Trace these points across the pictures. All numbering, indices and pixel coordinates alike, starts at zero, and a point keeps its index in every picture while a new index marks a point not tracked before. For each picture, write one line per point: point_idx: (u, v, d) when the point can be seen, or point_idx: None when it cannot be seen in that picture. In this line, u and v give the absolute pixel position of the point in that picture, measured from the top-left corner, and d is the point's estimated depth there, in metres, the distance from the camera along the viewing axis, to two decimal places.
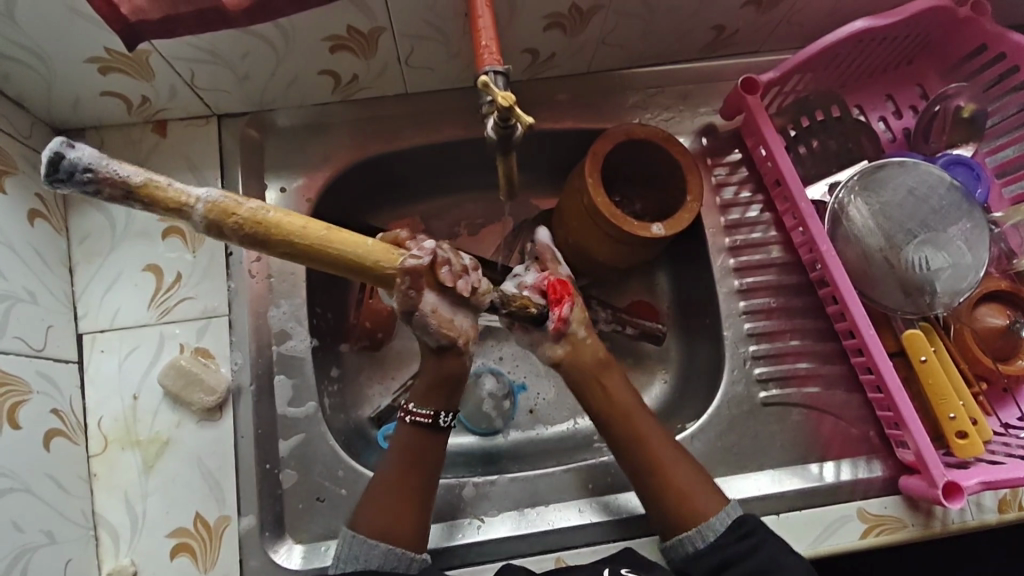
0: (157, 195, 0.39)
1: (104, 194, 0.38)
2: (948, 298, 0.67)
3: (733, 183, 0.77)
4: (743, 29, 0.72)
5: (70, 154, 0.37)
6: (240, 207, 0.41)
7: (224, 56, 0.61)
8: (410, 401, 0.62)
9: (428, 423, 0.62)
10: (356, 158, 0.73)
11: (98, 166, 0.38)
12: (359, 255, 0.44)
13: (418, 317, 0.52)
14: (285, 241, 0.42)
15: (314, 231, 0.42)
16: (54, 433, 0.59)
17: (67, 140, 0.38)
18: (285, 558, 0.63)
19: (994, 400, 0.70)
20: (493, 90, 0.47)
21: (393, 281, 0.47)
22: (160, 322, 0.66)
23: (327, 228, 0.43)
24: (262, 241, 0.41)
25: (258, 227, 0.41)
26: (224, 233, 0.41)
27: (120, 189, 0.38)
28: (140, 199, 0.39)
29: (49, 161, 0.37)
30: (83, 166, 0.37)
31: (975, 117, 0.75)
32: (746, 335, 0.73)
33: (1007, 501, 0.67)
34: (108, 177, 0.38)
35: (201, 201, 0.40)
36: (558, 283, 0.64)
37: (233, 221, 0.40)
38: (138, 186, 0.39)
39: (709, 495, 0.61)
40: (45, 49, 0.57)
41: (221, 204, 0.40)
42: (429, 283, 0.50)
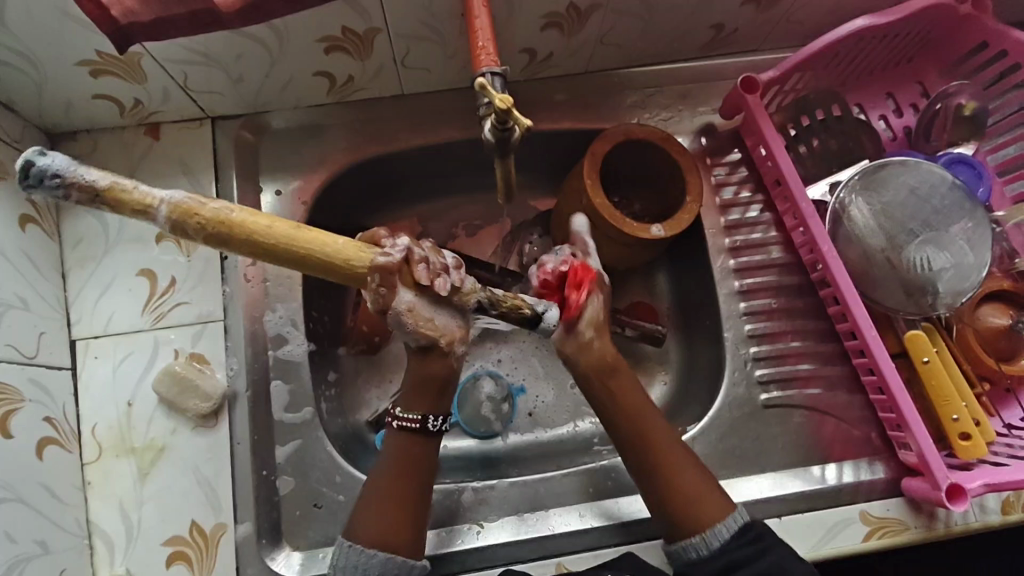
0: (122, 197, 0.40)
1: (73, 197, 0.39)
2: (951, 298, 0.66)
3: (733, 183, 0.76)
4: (743, 27, 0.71)
5: (38, 160, 0.39)
6: (205, 209, 0.41)
7: (216, 58, 0.61)
8: (398, 406, 0.62)
9: (417, 428, 0.61)
10: (351, 160, 0.72)
11: (65, 171, 0.39)
12: (324, 252, 0.43)
13: (394, 317, 0.51)
14: (245, 240, 0.41)
15: (279, 230, 0.42)
16: (47, 442, 0.58)
17: (41, 149, 0.39)
18: (282, 566, 0.63)
19: (997, 400, 0.69)
20: (491, 92, 0.46)
21: (364, 279, 0.46)
22: (154, 327, 0.65)
23: (294, 226, 0.43)
24: (226, 242, 0.42)
25: (222, 227, 0.41)
26: (191, 233, 0.41)
27: (87, 193, 0.39)
28: (107, 201, 0.40)
29: (22, 169, 0.39)
30: (50, 172, 0.38)
31: (977, 114, 0.74)
32: (747, 337, 0.72)
33: (1011, 503, 0.67)
34: (75, 182, 0.39)
35: (165, 202, 0.40)
36: (581, 267, 0.62)
37: (196, 221, 0.41)
38: (103, 190, 0.39)
39: (714, 500, 0.60)
40: (34, 51, 0.56)
41: (185, 206, 0.41)
42: (403, 280, 0.49)
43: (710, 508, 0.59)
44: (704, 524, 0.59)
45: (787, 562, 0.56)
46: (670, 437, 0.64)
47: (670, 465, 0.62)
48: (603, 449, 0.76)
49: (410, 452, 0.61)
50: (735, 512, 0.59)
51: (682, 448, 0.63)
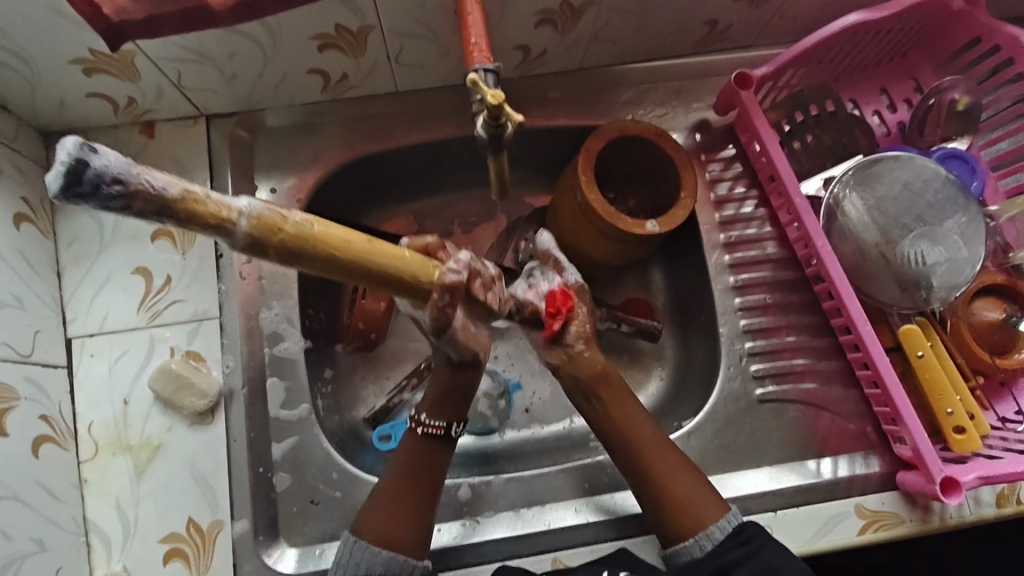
0: (194, 209, 0.32)
1: (133, 211, 0.31)
2: (945, 292, 0.67)
3: (727, 179, 0.76)
4: (737, 23, 0.71)
5: (94, 161, 0.30)
6: (288, 222, 0.35)
7: (211, 56, 0.61)
8: (421, 412, 0.63)
9: (440, 435, 0.62)
10: (346, 158, 0.72)
11: (128, 175, 0.30)
12: (396, 267, 0.40)
13: (447, 334, 0.48)
14: (332, 258, 0.36)
15: (357, 244, 0.37)
16: (43, 440, 0.58)
17: (86, 143, 0.30)
18: (278, 562, 0.63)
19: (991, 394, 0.69)
20: (483, 88, 0.46)
21: (428, 295, 0.43)
22: (150, 326, 0.65)
23: (366, 239, 0.39)
24: (308, 259, 0.36)
25: (307, 242, 0.35)
26: (267, 251, 0.35)
27: (153, 206, 0.31)
28: (176, 214, 0.32)
29: (69, 172, 0.30)
30: (111, 177, 0.30)
31: (970, 109, 0.74)
32: (742, 332, 0.73)
33: (1005, 496, 0.67)
34: (140, 190, 0.30)
35: (245, 214, 0.33)
36: (560, 296, 0.63)
37: (282, 239, 0.35)
38: (175, 201, 0.31)
39: (709, 501, 0.61)
40: (28, 50, 0.56)
41: (267, 218, 0.34)
42: (465, 297, 0.47)
43: (704, 508, 0.60)
44: (699, 525, 0.59)
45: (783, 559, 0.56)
46: (661, 440, 0.64)
47: (664, 468, 0.62)
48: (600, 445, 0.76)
49: (412, 455, 0.62)
50: (728, 514, 0.60)
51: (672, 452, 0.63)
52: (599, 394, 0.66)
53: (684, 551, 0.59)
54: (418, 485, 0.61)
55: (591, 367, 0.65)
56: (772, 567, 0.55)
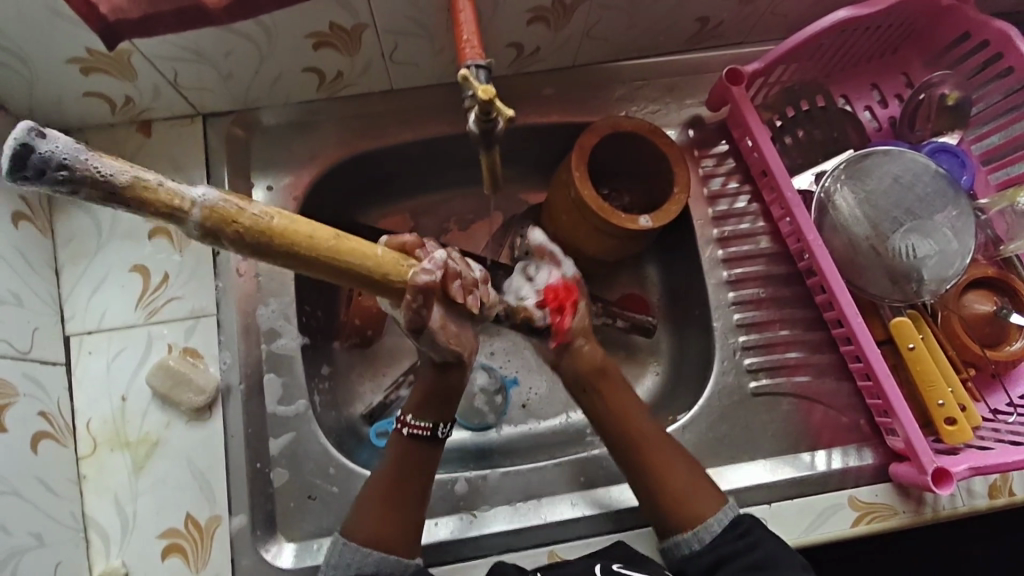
0: (148, 197, 0.34)
1: (81, 194, 0.33)
2: (935, 284, 0.67)
3: (721, 174, 0.77)
4: (728, 20, 0.72)
5: (37, 147, 0.32)
6: (245, 215, 0.36)
7: (207, 55, 0.61)
8: (407, 413, 0.63)
9: (427, 436, 0.62)
10: (342, 156, 0.72)
11: (73, 160, 0.32)
12: (365, 265, 0.41)
13: (427, 334, 0.49)
14: (290, 252, 0.38)
15: (321, 242, 0.38)
16: (41, 436, 0.59)
17: (37, 129, 0.32)
18: (277, 557, 0.63)
19: (982, 386, 0.70)
20: (473, 84, 0.47)
21: (401, 294, 0.43)
22: (147, 323, 0.66)
23: (333, 236, 0.39)
24: (264, 251, 0.37)
25: (265, 236, 0.37)
26: (222, 241, 0.36)
27: (103, 190, 0.33)
28: (127, 201, 0.34)
29: (15, 155, 0.32)
30: (57, 161, 0.32)
31: (959, 104, 0.76)
32: (736, 326, 0.73)
33: (997, 487, 0.68)
34: (86, 175, 0.32)
35: (198, 205, 0.35)
36: (562, 288, 0.67)
37: (235, 230, 0.36)
38: (123, 188, 0.33)
39: (706, 495, 0.61)
40: (25, 49, 0.57)
41: (221, 210, 0.36)
42: (442, 297, 0.48)
43: (703, 502, 0.61)
44: (698, 519, 0.60)
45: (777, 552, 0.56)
46: (661, 435, 0.65)
47: (665, 460, 0.63)
48: (595, 440, 0.77)
49: (406, 455, 0.62)
50: (725, 507, 0.61)
51: (672, 446, 0.64)
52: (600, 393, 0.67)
53: (683, 544, 0.60)
54: (414, 481, 0.61)
55: (591, 360, 0.68)
56: (771, 561, 0.56)
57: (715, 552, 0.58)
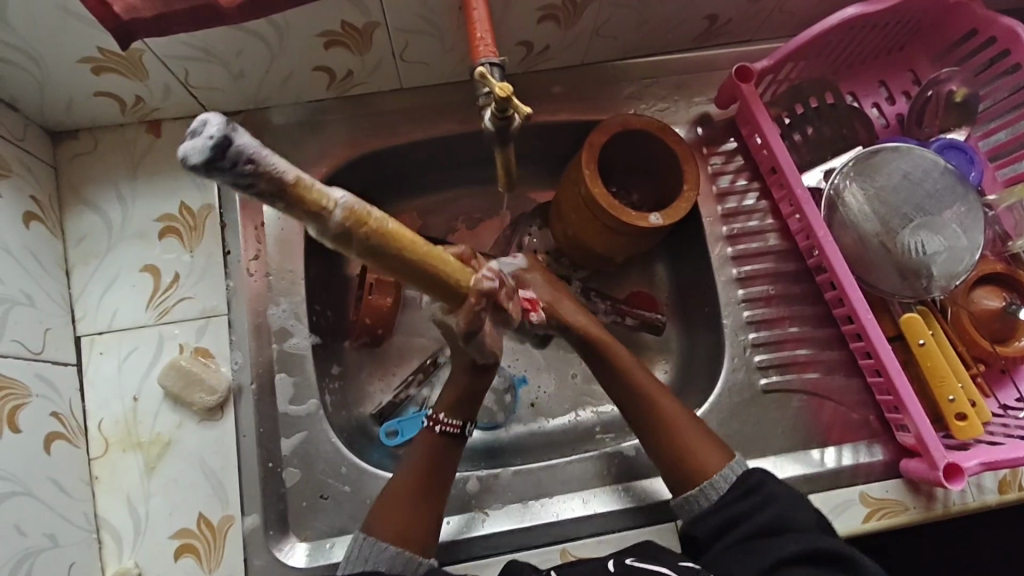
0: (303, 195, 0.32)
1: (253, 191, 0.31)
2: (945, 281, 0.68)
3: (729, 172, 0.77)
4: (736, 18, 0.72)
5: (237, 140, 0.29)
6: (375, 219, 0.35)
7: (217, 54, 0.61)
8: (438, 411, 0.63)
9: (456, 434, 0.63)
10: (352, 155, 0.72)
11: (263, 157, 0.30)
12: (446, 272, 0.41)
13: (477, 338, 0.50)
14: (399, 256, 0.37)
15: (422, 247, 0.39)
16: (54, 436, 0.59)
17: (227, 120, 0.30)
18: (290, 556, 0.63)
19: (992, 381, 0.70)
20: (491, 81, 0.47)
21: (465, 299, 0.43)
22: (158, 323, 0.66)
23: (426, 244, 0.40)
24: (383, 255, 0.37)
25: (387, 241, 0.36)
26: (348, 244, 0.35)
27: (272, 187, 0.31)
28: (284, 198, 0.32)
29: (215, 145, 0.29)
30: (247, 156, 0.30)
31: (967, 100, 0.76)
32: (746, 323, 0.73)
33: (1007, 482, 0.68)
34: (267, 172, 0.30)
35: (341, 206, 0.34)
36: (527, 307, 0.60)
37: (368, 234, 0.35)
38: (289, 186, 0.32)
39: (711, 451, 0.62)
40: (37, 48, 0.56)
41: (359, 213, 0.34)
42: (495, 307, 0.49)
43: (711, 459, 0.62)
44: (705, 475, 0.61)
45: (788, 510, 0.57)
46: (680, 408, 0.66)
47: (671, 420, 0.64)
48: (605, 437, 0.77)
49: (431, 442, 0.63)
50: (734, 463, 0.62)
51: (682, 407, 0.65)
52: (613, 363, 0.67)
53: (694, 501, 0.61)
54: (431, 475, 0.61)
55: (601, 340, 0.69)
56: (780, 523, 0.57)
57: (723, 512, 0.58)
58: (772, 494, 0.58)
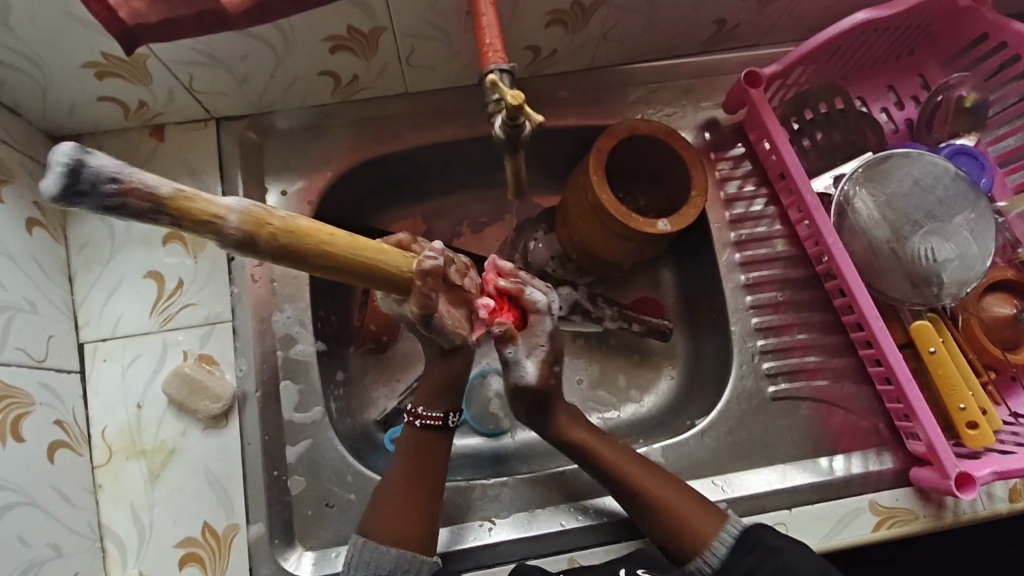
0: (184, 206, 0.32)
1: (128, 212, 0.31)
2: (955, 288, 0.67)
3: (737, 177, 0.76)
4: (746, 22, 0.71)
5: (91, 161, 0.30)
6: (276, 217, 0.35)
7: (222, 59, 0.60)
8: (418, 405, 0.63)
9: (439, 425, 0.63)
10: (356, 160, 0.72)
11: (123, 174, 0.31)
12: (380, 262, 0.40)
13: (434, 322, 0.49)
14: (314, 253, 0.36)
15: (343, 239, 0.37)
16: (57, 445, 0.58)
17: (82, 145, 0.30)
18: (295, 566, 0.63)
19: (1003, 388, 0.70)
20: (502, 89, 0.47)
21: (412, 285, 0.43)
22: (162, 330, 0.65)
23: (349, 235, 0.38)
24: (295, 255, 0.36)
25: (294, 236, 0.35)
26: (256, 250, 0.35)
27: (148, 204, 0.31)
28: (169, 213, 0.32)
29: (67, 172, 0.30)
30: (106, 176, 0.30)
31: (977, 107, 0.75)
32: (754, 330, 0.73)
33: (1017, 491, 0.68)
34: (134, 189, 0.31)
35: (233, 211, 0.33)
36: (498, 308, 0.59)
37: (270, 234, 0.34)
38: (166, 200, 0.31)
39: (704, 513, 0.60)
40: (40, 54, 0.56)
41: (255, 215, 0.34)
42: (446, 285, 0.48)
43: (706, 524, 0.59)
44: (705, 542, 0.59)
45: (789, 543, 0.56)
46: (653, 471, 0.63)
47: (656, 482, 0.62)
48: None
49: (423, 448, 0.62)
50: (729, 523, 0.60)
51: (670, 482, 0.62)
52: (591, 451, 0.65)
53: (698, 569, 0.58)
54: (426, 480, 0.61)
55: None
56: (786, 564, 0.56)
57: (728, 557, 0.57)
58: (780, 546, 0.58)
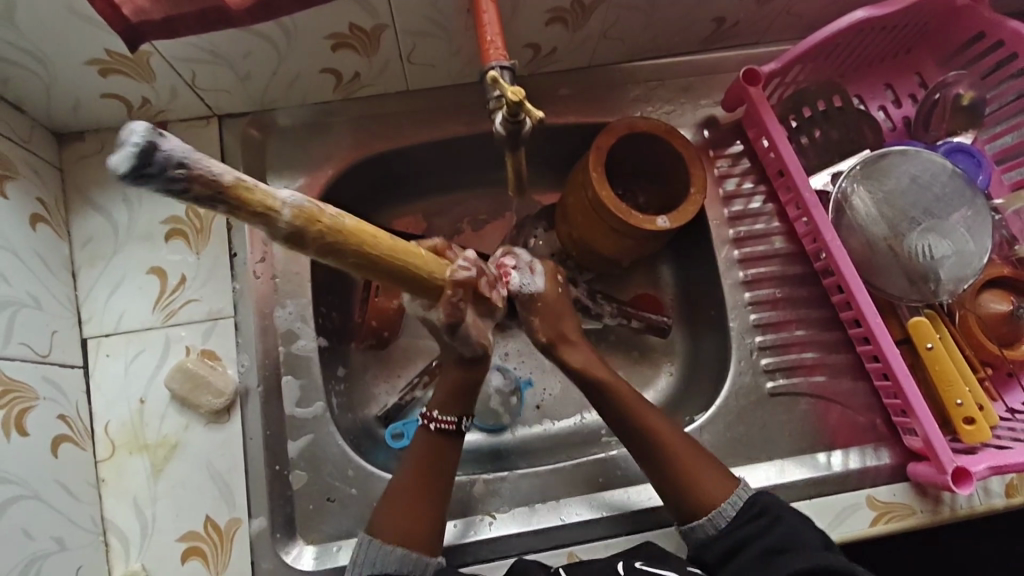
0: (246, 198, 0.32)
1: (190, 197, 0.30)
2: (953, 285, 0.67)
3: (735, 175, 0.77)
4: (744, 20, 0.72)
5: (164, 145, 0.29)
6: (327, 215, 0.35)
7: (224, 56, 0.61)
8: (432, 409, 0.64)
9: (451, 430, 0.63)
10: (358, 156, 0.72)
11: (193, 159, 0.29)
12: (414, 265, 0.41)
13: (461, 330, 0.52)
14: (360, 252, 0.37)
15: (384, 241, 0.38)
16: (61, 439, 0.59)
17: (151, 126, 0.29)
18: (297, 560, 0.63)
19: (999, 384, 0.70)
20: (502, 85, 0.48)
21: (441, 291, 0.45)
22: (165, 325, 0.65)
23: (389, 238, 0.39)
24: (342, 252, 0.36)
25: (342, 236, 0.36)
26: (305, 243, 0.35)
27: (211, 191, 0.30)
28: (226, 201, 0.31)
29: (139, 153, 0.28)
30: (178, 161, 0.29)
31: (975, 104, 0.76)
32: (752, 326, 0.73)
33: (1014, 486, 0.68)
34: (200, 174, 0.30)
35: (288, 205, 0.33)
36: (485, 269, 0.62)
37: (324, 231, 0.35)
38: (228, 188, 0.31)
39: (718, 479, 0.62)
40: (44, 51, 0.56)
41: (308, 211, 0.34)
42: (476, 297, 0.50)
43: (718, 488, 0.61)
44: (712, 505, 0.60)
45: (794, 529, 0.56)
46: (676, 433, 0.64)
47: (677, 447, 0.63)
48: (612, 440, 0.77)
49: (427, 445, 0.63)
50: (739, 490, 0.61)
51: (691, 443, 0.64)
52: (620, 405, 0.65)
53: (700, 530, 0.60)
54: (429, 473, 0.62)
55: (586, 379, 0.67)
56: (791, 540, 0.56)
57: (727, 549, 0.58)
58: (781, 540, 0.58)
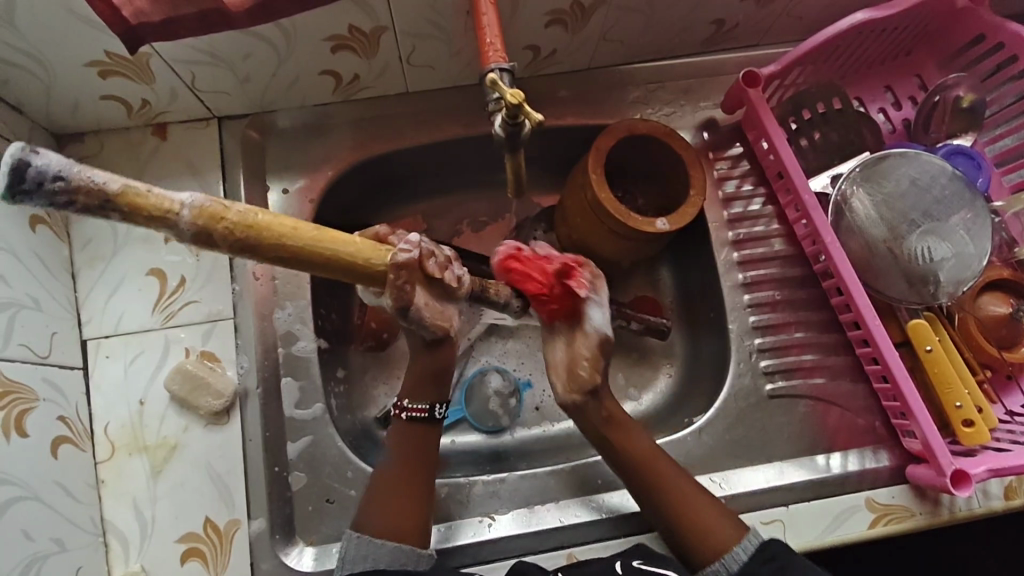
0: (138, 202, 0.37)
1: (78, 205, 0.36)
2: (952, 287, 0.67)
3: (735, 177, 0.77)
4: (744, 22, 0.72)
5: (35, 162, 0.35)
6: (232, 211, 0.39)
7: (223, 58, 0.61)
8: (404, 397, 0.64)
9: (425, 417, 0.63)
10: (356, 159, 0.72)
11: (67, 172, 0.35)
12: (348, 254, 0.44)
13: (413, 313, 0.52)
14: (274, 244, 0.40)
15: (306, 232, 0.41)
16: (61, 440, 0.59)
17: (27, 147, 0.35)
18: (296, 561, 0.63)
19: (999, 386, 0.70)
20: (501, 88, 0.48)
21: (384, 276, 0.47)
22: (164, 327, 0.66)
23: (315, 228, 0.42)
24: (255, 249, 0.40)
25: (250, 230, 0.40)
26: (216, 240, 0.39)
27: (94, 199, 0.36)
28: (118, 208, 0.37)
29: (11, 171, 0.34)
30: (53, 175, 0.35)
31: (974, 106, 0.75)
32: (752, 328, 0.73)
33: (1013, 489, 0.68)
34: (79, 185, 0.35)
35: (188, 206, 0.38)
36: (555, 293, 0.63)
37: (225, 227, 0.39)
38: (114, 194, 0.36)
39: (724, 523, 0.60)
40: (42, 51, 0.56)
41: (209, 209, 0.39)
42: (425, 279, 0.51)
43: (726, 531, 0.59)
44: (723, 548, 0.58)
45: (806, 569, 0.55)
46: (678, 475, 0.63)
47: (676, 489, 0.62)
48: None
49: (422, 445, 0.63)
50: (749, 534, 0.59)
51: (697, 488, 0.62)
52: (613, 433, 0.65)
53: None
54: (419, 473, 0.62)
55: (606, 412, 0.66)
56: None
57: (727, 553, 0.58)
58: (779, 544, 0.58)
